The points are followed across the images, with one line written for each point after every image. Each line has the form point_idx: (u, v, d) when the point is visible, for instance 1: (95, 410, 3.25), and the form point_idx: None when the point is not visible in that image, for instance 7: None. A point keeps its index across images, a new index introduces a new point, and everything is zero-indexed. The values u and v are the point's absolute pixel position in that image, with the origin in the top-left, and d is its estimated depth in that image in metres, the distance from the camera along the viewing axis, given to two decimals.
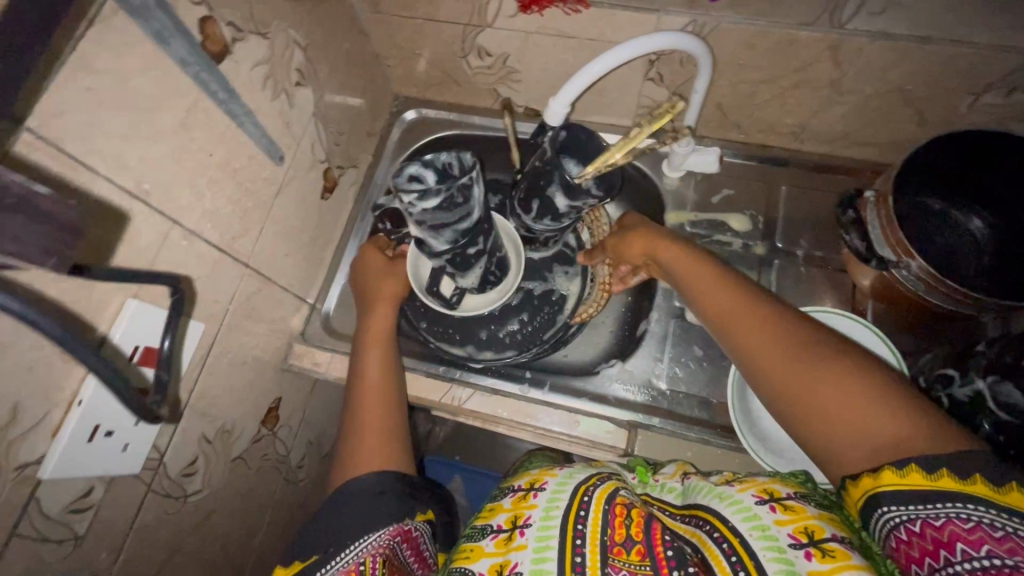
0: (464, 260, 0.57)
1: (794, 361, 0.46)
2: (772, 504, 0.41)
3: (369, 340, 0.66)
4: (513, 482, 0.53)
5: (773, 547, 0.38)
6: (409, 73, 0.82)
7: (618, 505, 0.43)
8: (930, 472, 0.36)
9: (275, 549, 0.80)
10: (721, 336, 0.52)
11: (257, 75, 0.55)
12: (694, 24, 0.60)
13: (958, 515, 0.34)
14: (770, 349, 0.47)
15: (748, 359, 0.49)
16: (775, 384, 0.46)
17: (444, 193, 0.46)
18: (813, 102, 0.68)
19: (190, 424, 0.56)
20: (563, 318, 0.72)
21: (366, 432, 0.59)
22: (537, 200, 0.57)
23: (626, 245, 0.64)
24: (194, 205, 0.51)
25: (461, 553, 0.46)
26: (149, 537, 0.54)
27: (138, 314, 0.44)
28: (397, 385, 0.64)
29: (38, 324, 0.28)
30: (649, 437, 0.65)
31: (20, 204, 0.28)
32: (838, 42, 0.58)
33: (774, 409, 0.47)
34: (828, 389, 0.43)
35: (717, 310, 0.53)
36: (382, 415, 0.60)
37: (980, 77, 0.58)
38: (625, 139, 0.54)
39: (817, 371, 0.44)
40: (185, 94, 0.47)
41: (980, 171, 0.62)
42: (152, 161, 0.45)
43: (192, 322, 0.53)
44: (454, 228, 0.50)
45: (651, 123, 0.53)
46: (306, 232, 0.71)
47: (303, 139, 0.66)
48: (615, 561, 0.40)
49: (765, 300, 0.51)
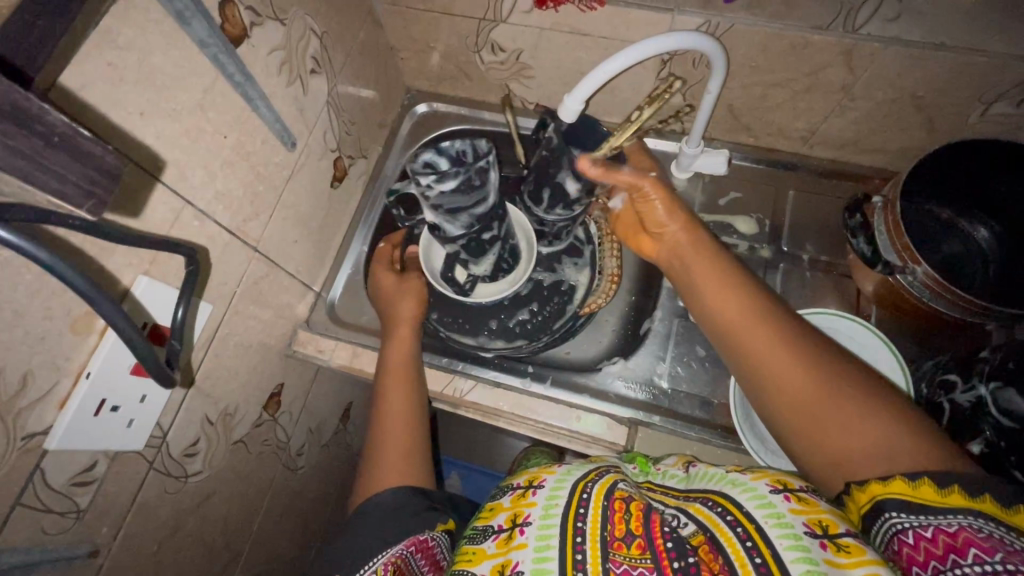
0: (479, 247, 0.61)
1: (816, 387, 0.44)
2: (786, 494, 0.41)
3: (391, 362, 0.66)
4: (513, 479, 0.52)
5: (789, 535, 0.37)
6: (422, 66, 0.82)
7: (617, 501, 0.43)
8: (942, 486, 0.36)
9: (272, 534, 0.80)
10: (729, 343, 0.50)
11: (274, 60, 0.56)
12: (708, 25, 0.60)
13: (971, 523, 0.33)
14: (783, 369, 0.46)
15: (755, 379, 0.48)
16: (783, 405, 0.46)
17: (463, 175, 0.50)
18: (824, 107, 0.68)
19: (195, 404, 0.56)
20: (572, 308, 0.73)
21: (388, 454, 0.59)
22: (547, 189, 0.60)
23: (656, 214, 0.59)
24: (206, 186, 0.51)
25: (462, 556, 0.45)
26: (150, 514, 0.54)
27: (167, 295, 0.46)
28: (419, 403, 0.64)
29: (69, 278, 0.29)
30: (649, 434, 0.64)
31: (63, 142, 0.28)
32: (851, 47, 0.58)
33: (779, 422, 0.47)
34: (840, 413, 0.42)
35: (728, 322, 0.50)
36: (403, 440, 0.60)
37: (993, 86, 0.58)
38: (625, 123, 0.54)
39: (838, 401, 0.43)
40: (202, 75, 0.47)
41: (987, 178, 0.62)
42: (168, 140, 0.45)
43: (202, 302, 0.54)
44: (470, 212, 0.54)
45: (652, 104, 0.52)
46: (315, 219, 0.72)
47: (316, 127, 0.67)
48: (616, 555, 0.39)
49: (778, 312, 0.49)
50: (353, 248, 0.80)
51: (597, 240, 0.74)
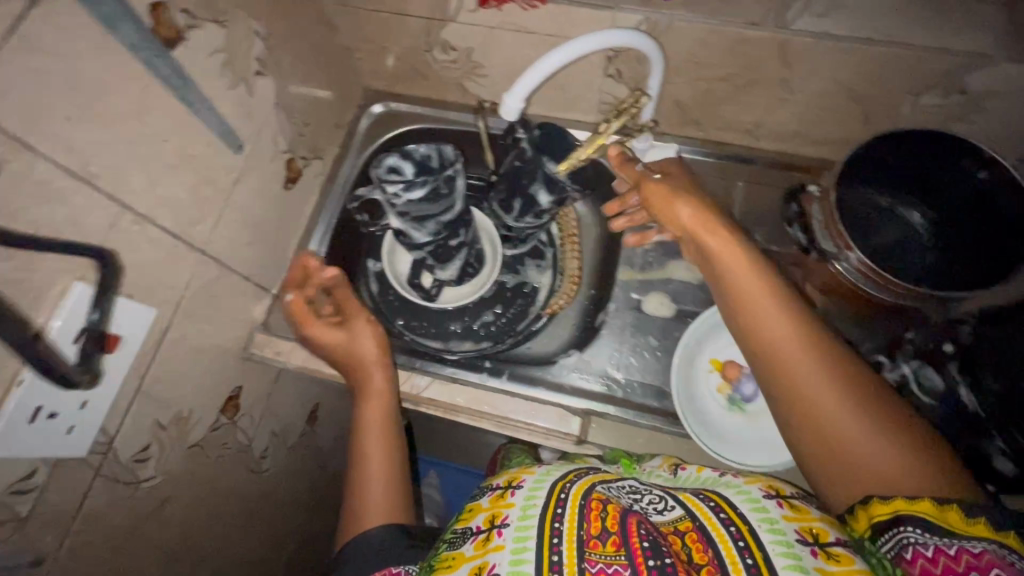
0: (446, 252, 0.65)
1: (838, 405, 0.46)
2: (779, 500, 0.42)
3: (367, 421, 0.65)
4: (494, 480, 0.53)
5: (781, 542, 0.38)
6: (378, 67, 0.82)
7: (594, 500, 0.42)
8: (969, 516, 0.38)
9: (236, 538, 0.80)
10: (756, 349, 0.50)
11: (215, 63, 0.56)
12: (648, 22, 0.62)
13: (994, 549, 0.36)
14: (816, 395, 0.46)
15: (782, 396, 0.49)
16: (803, 421, 0.47)
17: (431, 184, 0.55)
18: (766, 101, 0.69)
19: (142, 409, 0.56)
20: (535, 309, 0.77)
21: (370, 501, 0.60)
22: (519, 199, 0.65)
23: (677, 211, 0.57)
24: (145, 190, 0.51)
25: (442, 561, 0.45)
26: (100, 522, 0.54)
27: (79, 301, 0.44)
28: (400, 454, 0.65)
29: None
30: (603, 424, 0.66)
31: None
32: (785, 42, 0.60)
33: (791, 429, 0.49)
34: (854, 433, 0.45)
35: (764, 338, 0.50)
36: (384, 494, 0.61)
37: (921, 77, 0.60)
38: (594, 136, 0.58)
39: (856, 421, 0.45)
40: (137, 78, 0.47)
41: (922, 170, 0.64)
42: (101, 145, 0.45)
43: (121, 297, 0.50)
44: (438, 219, 0.58)
45: (618, 119, 0.58)
46: (267, 220, 0.71)
47: (265, 128, 0.67)
48: (592, 555, 0.38)
49: (818, 330, 0.49)
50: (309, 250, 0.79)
51: (558, 242, 0.79)
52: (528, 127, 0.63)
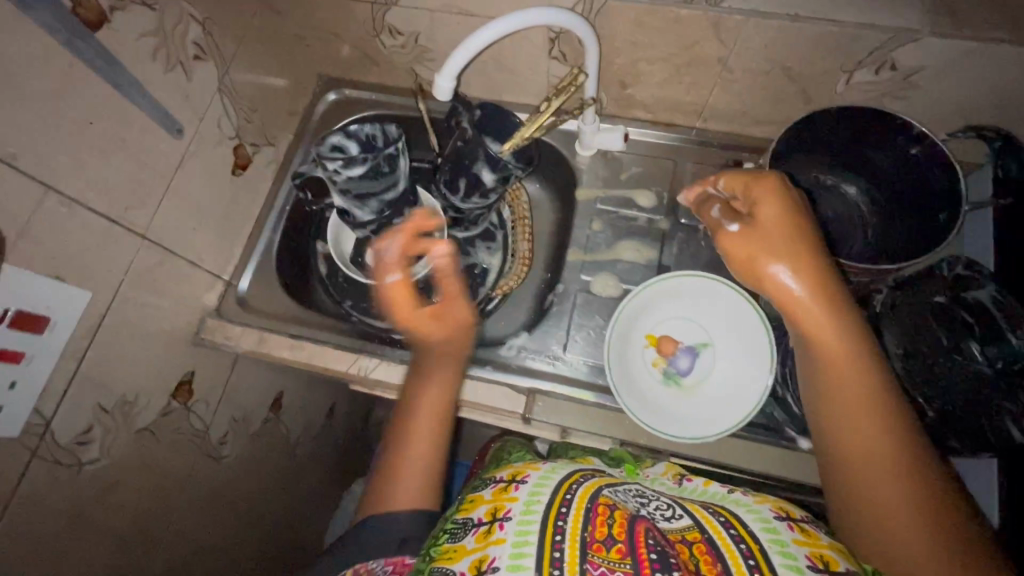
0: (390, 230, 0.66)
1: (897, 487, 0.47)
2: (790, 523, 0.45)
3: (429, 397, 0.60)
4: (497, 473, 0.54)
5: (791, 564, 0.40)
6: (330, 54, 0.81)
7: (600, 505, 0.43)
8: None
9: (196, 523, 0.80)
10: (832, 417, 0.51)
11: (145, 47, 0.57)
12: (582, 3, 0.62)
13: None
14: (881, 480, 0.47)
15: (844, 474, 0.50)
16: (854, 488, 0.49)
17: (371, 162, 0.55)
18: (707, 81, 0.70)
19: (81, 391, 0.56)
20: (484, 291, 0.77)
21: (406, 478, 0.57)
22: (463, 177, 0.64)
23: (770, 272, 0.52)
24: (73, 174, 0.51)
25: (443, 552, 0.45)
26: (39, 504, 0.54)
27: None
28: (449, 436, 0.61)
29: None
30: (547, 403, 0.67)
31: None
32: (717, 21, 0.60)
33: (843, 492, 0.50)
34: (905, 515, 0.46)
35: (842, 410, 0.50)
36: (421, 473, 0.57)
37: (852, 54, 0.61)
38: (536, 114, 0.60)
39: (913, 508, 0.46)
40: (54, 61, 0.48)
41: (861, 149, 0.65)
42: (19, 126, 0.46)
43: (9, 267, 0.46)
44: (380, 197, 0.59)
45: (559, 96, 0.59)
46: (215, 207, 0.72)
47: (207, 114, 0.67)
48: (594, 557, 0.40)
49: (904, 417, 0.49)
50: (264, 237, 0.79)
51: (509, 224, 0.79)
52: (472, 107, 0.64)
